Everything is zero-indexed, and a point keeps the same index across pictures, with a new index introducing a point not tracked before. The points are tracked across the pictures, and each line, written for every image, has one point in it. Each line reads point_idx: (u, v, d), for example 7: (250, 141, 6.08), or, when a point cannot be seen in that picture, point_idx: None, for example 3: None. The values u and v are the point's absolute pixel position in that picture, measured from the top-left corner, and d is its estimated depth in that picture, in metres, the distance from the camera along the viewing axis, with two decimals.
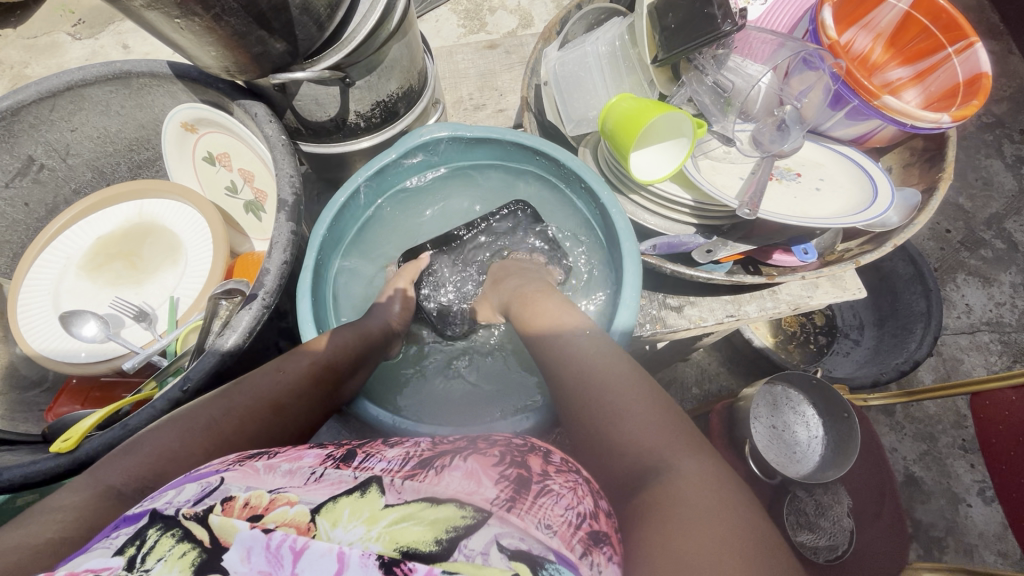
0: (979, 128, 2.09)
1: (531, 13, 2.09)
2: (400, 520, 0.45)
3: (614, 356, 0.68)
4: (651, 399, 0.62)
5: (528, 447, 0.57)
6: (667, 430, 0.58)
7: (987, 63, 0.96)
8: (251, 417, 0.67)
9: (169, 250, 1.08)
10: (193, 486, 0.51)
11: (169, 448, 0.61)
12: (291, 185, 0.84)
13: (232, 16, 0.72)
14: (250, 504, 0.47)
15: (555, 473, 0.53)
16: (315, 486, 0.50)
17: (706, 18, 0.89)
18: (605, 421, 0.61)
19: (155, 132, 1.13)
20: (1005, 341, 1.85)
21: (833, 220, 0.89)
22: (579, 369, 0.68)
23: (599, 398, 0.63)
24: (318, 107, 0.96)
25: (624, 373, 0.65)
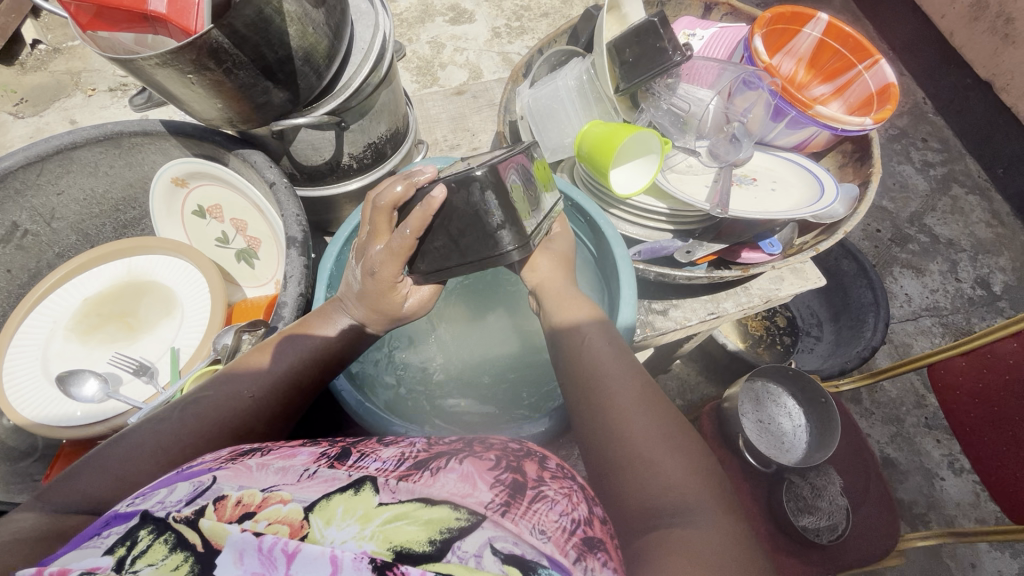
0: (890, 139, 2.37)
1: (479, 66, 2.25)
2: (393, 519, 0.46)
3: (646, 382, 0.68)
4: (664, 413, 0.64)
5: (524, 452, 0.59)
6: (699, 479, 0.59)
7: (892, 75, 1.14)
8: (204, 441, 0.64)
9: (165, 304, 1.08)
10: (184, 486, 0.52)
11: (125, 477, 0.60)
12: (299, 224, 0.88)
13: (241, 69, 0.77)
14: (243, 502, 0.48)
15: (549, 479, 0.55)
16: (308, 483, 0.51)
17: (658, 51, 1.04)
18: (616, 420, 0.64)
19: (143, 191, 1.14)
20: (945, 323, 2.04)
21: (794, 212, 0.99)
22: (615, 394, 0.66)
23: (637, 434, 0.62)
24: (314, 152, 1.01)
25: (664, 410, 0.65)
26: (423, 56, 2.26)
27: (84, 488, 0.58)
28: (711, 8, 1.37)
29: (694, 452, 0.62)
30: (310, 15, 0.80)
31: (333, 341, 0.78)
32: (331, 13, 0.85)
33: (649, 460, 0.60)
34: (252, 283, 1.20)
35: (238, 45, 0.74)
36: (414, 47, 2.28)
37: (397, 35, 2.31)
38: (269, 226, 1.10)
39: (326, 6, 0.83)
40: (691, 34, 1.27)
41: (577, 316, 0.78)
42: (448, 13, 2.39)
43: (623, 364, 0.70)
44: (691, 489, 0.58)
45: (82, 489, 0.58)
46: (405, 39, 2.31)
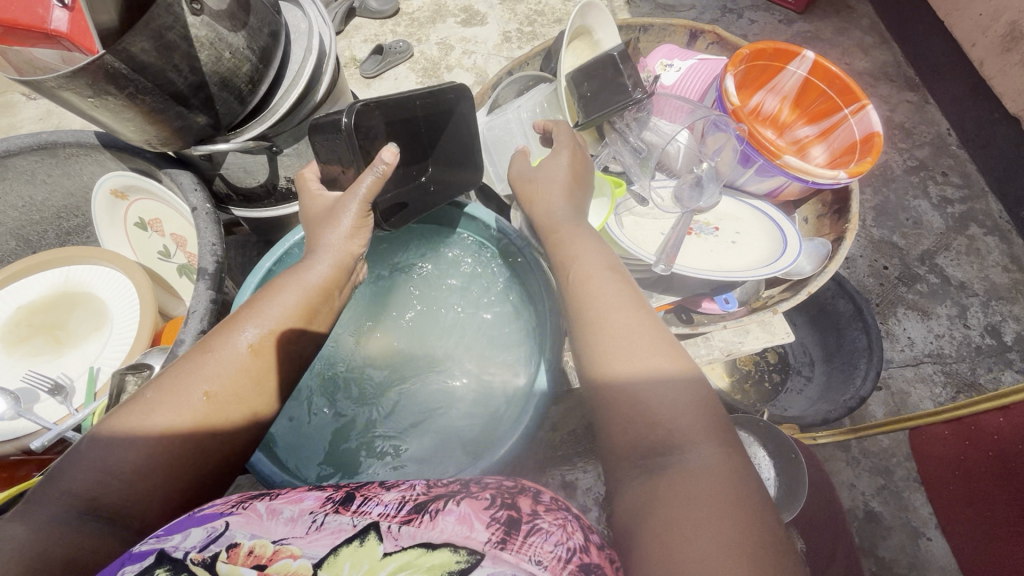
0: (907, 172, 2.12)
1: (486, 71, 2.18)
2: (398, 571, 0.45)
3: (648, 318, 0.68)
4: (665, 351, 0.65)
5: (517, 489, 0.57)
6: (698, 410, 0.60)
7: (879, 123, 1.05)
8: (182, 416, 0.62)
9: (95, 319, 1.05)
10: (197, 532, 0.49)
11: (106, 467, 0.58)
12: (213, 254, 0.84)
13: (147, 94, 0.73)
14: (254, 552, 0.46)
15: (543, 511, 0.54)
16: (317, 536, 0.49)
17: (619, 88, 0.97)
18: (618, 358, 0.65)
19: (85, 200, 1.12)
20: (947, 372, 1.84)
21: (748, 272, 0.93)
22: (614, 324, 0.68)
23: (632, 371, 0.63)
24: (247, 174, 0.97)
25: (658, 340, 0.66)
26: (431, 58, 2.21)
27: (71, 485, 0.57)
28: (697, 35, 1.29)
29: (693, 389, 0.62)
30: (225, 39, 0.76)
31: (315, 296, 0.76)
32: (255, 36, 0.81)
33: (646, 391, 0.61)
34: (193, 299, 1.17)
35: (140, 70, 0.70)
36: (423, 48, 2.23)
37: (406, 35, 2.27)
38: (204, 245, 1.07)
39: (247, 29, 0.79)
40: (667, 65, 1.20)
41: (581, 254, 0.77)
42: (460, 14, 2.32)
43: (619, 294, 0.70)
44: (688, 419, 0.59)
45: (69, 483, 0.57)
46: (413, 38, 2.25)
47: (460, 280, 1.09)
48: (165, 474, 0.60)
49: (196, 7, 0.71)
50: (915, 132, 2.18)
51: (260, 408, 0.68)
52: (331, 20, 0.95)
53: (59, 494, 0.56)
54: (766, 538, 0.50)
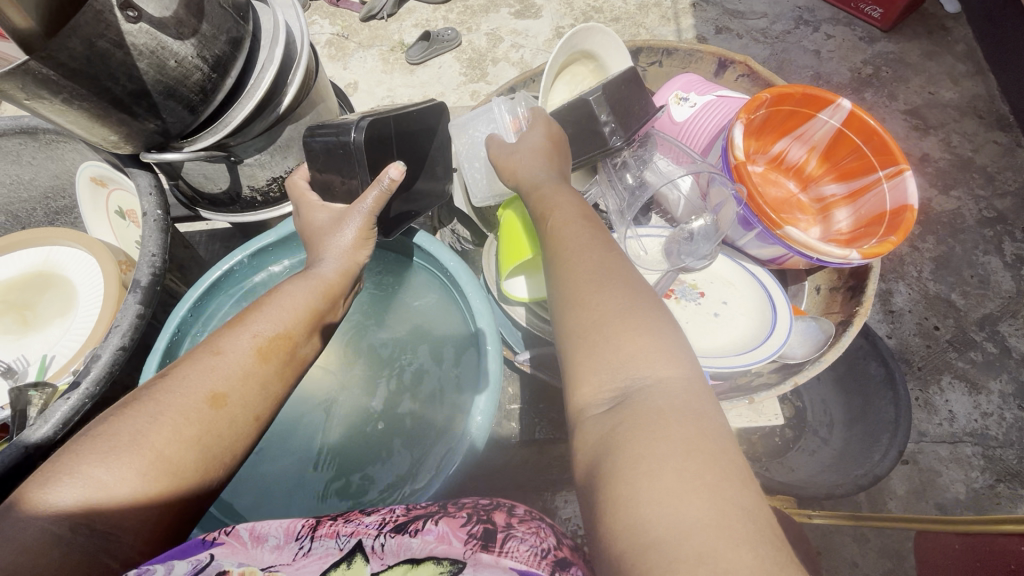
0: (980, 222, 1.59)
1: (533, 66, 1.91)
2: None
3: (618, 260, 0.61)
4: (632, 290, 0.58)
5: (492, 505, 0.58)
6: (671, 345, 0.54)
7: (914, 194, 0.90)
8: (186, 420, 0.58)
9: (61, 304, 1.06)
10: (180, 565, 0.46)
11: (99, 477, 0.52)
12: (150, 266, 0.83)
13: (83, 100, 0.70)
14: None
15: (517, 523, 0.55)
16: (304, 562, 0.49)
17: (595, 135, 0.91)
18: (581, 301, 0.58)
19: (70, 183, 1.13)
20: (991, 457, 1.34)
21: (714, 359, 0.86)
22: (585, 269, 0.61)
23: (602, 309, 0.56)
24: (207, 180, 0.95)
25: (625, 276, 0.59)
26: (478, 48, 1.96)
27: (57, 497, 0.50)
28: (726, 65, 1.16)
29: (657, 323, 0.55)
30: (168, 48, 0.72)
31: (319, 299, 0.74)
32: (208, 44, 0.76)
33: (619, 328, 0.54)
34: None
35: (71, 77, 0.67)
36: (470, 37, 1.98)
37: (456, 23, 2.02)
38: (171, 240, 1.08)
39: (198, 37, 0.75)
40: (682, 99, 1.07)
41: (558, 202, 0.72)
42: (515, 4, 2.04)
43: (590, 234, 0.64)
44: (661, 353, 0.53)
45: (52, 498, 0.50)
46: (463, 28, 2.00)
47: (416, 313, 1.07)
48: (166, 482, 0.55)
49: (131, 14, 0.67)
50: (1001, 177, 1.64)
51: (260, 414, 0.65)
52: (307, 27, 0.90)
53: (42, 510, 0.50)
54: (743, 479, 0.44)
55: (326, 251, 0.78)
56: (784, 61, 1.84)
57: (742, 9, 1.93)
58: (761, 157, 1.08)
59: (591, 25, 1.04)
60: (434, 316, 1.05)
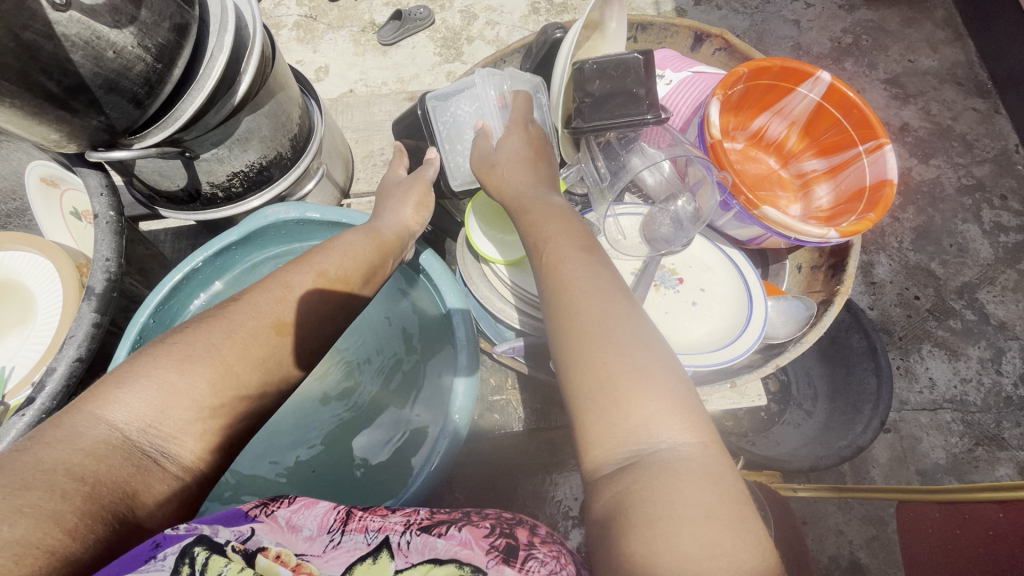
0: (959, 190, 1.59)
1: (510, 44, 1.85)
2: None
3: (625, 301, 0.57)
4: (642, 338, 0.55)
5: (515, 521, 0.57)
6: (685, 406, 0.51)
7: (894, 169, 0.88)
8: (253, 347, 0.62)
9: (19, 311, 1.02)
10: (225, 531, 0.48)
11: (171, 381, 0.55)
12: (105, 271, 0.79)
13: (15, 98, 0.65)
14: (282, 557, 0.47)
15: (539, 544, 0.52)
16: (333, 555, 0.49)
17: (632, 97, 0.83)
18: (588, 351, 0.54)
19: (18, 184, 1.06)
20: (970, 423, 1.36)
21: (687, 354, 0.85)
22: (589, 311, 0.56)
23: (612, 365, 0.52)
24: (163, 178, 0.91)
25: (634, 325, 0.56)
26: (452, 26, 1.89)
27: (126, 399, 0.52)
28: (702, 39, 1.13)
29: (670, 377, 0.52)
30: (105, 38, 0.67)
31: (375, 253, 0.79)
32: (150, 32, 0.71)
33: (632, 386, 0.51)
34: None
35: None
36: (444, 15, 1.90)
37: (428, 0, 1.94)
38: None
39: (136, 25, 0.70)
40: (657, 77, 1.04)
41: (555, 229, 0.66)
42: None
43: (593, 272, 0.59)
44: (675, 416, 0.50)
45: (123, 400, 0.52)
46: (436, 5, 1.93)
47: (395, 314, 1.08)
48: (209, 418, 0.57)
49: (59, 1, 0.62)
50: (979, 144, 1.64)
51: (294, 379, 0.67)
52: (259, 12, 0.84)
53: (110, 408, 0.51)
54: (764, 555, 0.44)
55: (387, 212, 0.88)
56: (764, 32, 1.80)
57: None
58: (740, 134, 1.05)
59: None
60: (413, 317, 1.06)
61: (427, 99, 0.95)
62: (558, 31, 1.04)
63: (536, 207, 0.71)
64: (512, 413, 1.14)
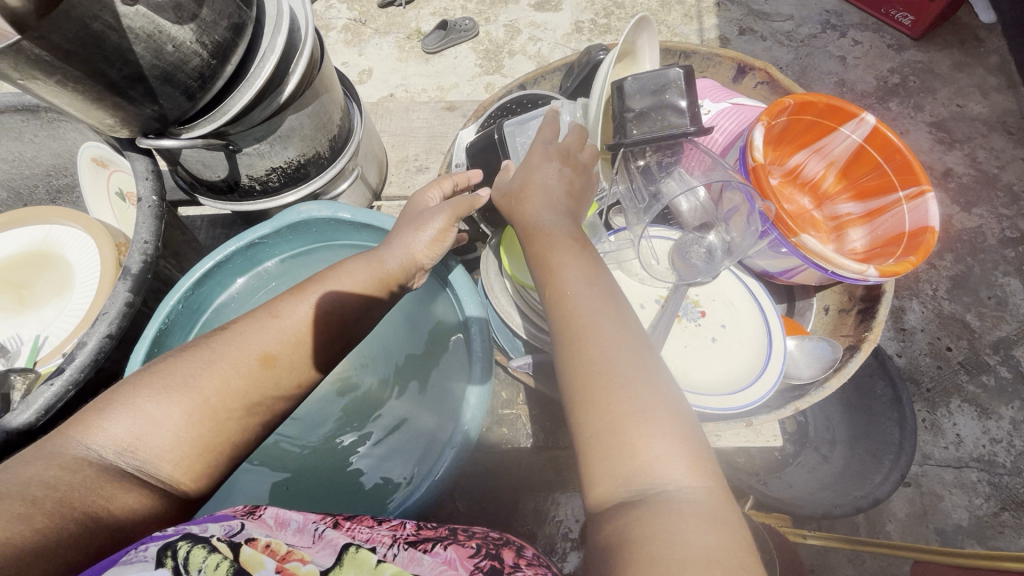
0: (1002, 243, 1.54)
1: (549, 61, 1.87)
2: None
3: (637, 337, 0.57)
4: (651, 372, 0.55)
5: (502, 540, 0.59)
6: (685, 440, 0.51)
7: (936, 218, 0.86)
8: (236, 373, 0.61)
9: (59, 284, 1.06)
10: (215, 526, 0.49)
11: (148, 410, 0.56)
12: (142, 254, 0.81)
13: (76, 82, 0.68)
14: (270, 546, 0.48)
15: (524, 565, 0.54)
16: (319, 546, 0.52)
17: (672, 113, 0.82)
18: (600, 386, 0.53)
19: (72, 162, 1.12)
20: (997, 486, 1.30)
21: (706, 395, 0.83)
22: (597, 343, 0.56)
23: (614, 407, 0.52)
24: (206, 168, 0.94)
25: (635, 363, 0.55)
26: (495, 39, 1.92)
27: (111, 427, 0.54)
28: (744, 70, 1.12)
29: (677, 412, 0.53)
30: (167, 32, 0.71)
31: (376, 283, 0.73)
32: (208, 30, 0.74)
33: (632, 426, 0.51)
34: None
35: (66, 59, 0.65)
36: (488, 28, 1.94)
37: (474, 11, 1.98)
38: None
39: (196, 23, 0.73)
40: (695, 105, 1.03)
41: (558, 257, 0.65)
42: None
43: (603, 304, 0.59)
44: (677, 451, 0.50)
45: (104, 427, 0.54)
46: (481, 18, 1.97)
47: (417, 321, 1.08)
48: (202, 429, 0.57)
49: None
50: None
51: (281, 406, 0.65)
52: (312, 17, 0.87)
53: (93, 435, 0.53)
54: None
55: (396, 242, 0.77)
56: (807, 66, 1.78)
57: (768, 11, 1.88)
58: (777, 169, 1.04)
59: (642, 20, 0.93)
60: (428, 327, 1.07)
61: (506, 124, 0.94)
62: (601, 52, 1.07)
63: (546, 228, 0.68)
64: (519, 429, 1.13)
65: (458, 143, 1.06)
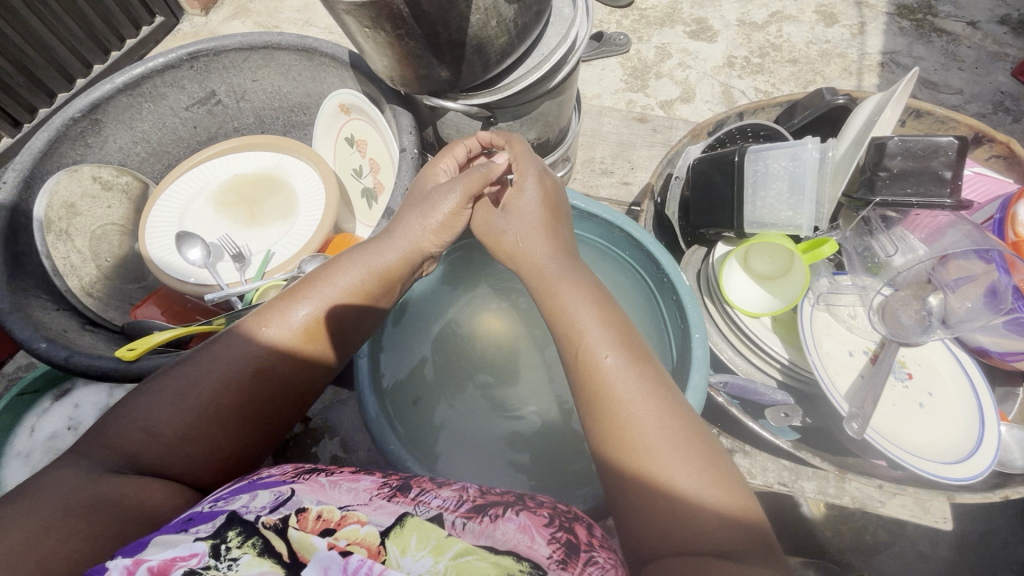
0: None
1: (694, 90, 1.86)
2: (464, 556, 0.47)
3: (659, 384, 0.59)
4: (679, 422, 0.57)
5: (572, 514, 0.58)
6: (713, 491, 0.52)
7: None
8: (232, 372, 0.66)
9: (286, 208, 1.17)
10: (266, 494, 0.53)
11: (153, 424, 0.62)
12: (401, 199, 0.91)
13: (412, 39, 0.77)
14: (322, 517, 0.49)
15: (598, 545, 0.54)
16: (380, 507, 0.53)
17: (935, 180, 0.84)
18: (632, 444, 0.55)
19: (316, 103, 1.23)
20: None
21: (923, 458, 0.81)
22: (621, 398, 0.58)
23: (630, 449, 0.55)
24: (456, 133, 1.03)
25: (651, 420, 0.56)
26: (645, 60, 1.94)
27: (122, 430, 0.62)
28: (982, 141, 1.08)
29: (711, 464, 0.54)
30: (499, 9, 0.78)
31: (375, 281, 0.74)
32: (523, 11, 0.81)
33: (642, 453, 0.55)
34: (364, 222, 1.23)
35: (417, 17, 0.74)
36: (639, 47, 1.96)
37: (629, 29, 2.02)
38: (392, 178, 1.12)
39: (519, 4, 0.80)
40: None
41: (567, 299, 0.66)
42: (691, 24, 2.01)
43: (632, 363, 0.60)
44: (713, 500, 0.51)
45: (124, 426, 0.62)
46: (634, 36, 2.00)
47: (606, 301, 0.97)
48: (201, 429, 0.63)
49: None
50: None
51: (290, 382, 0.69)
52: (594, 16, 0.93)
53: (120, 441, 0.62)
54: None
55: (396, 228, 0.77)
56: None
57: (937, 80, 1.81)
58: None
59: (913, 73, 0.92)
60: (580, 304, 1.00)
61: (750, 149, 0.92)
62: (841, 97, 1.06)
63: (540, 261, 0.72)
64: None
65: (677, 155, 1.06)
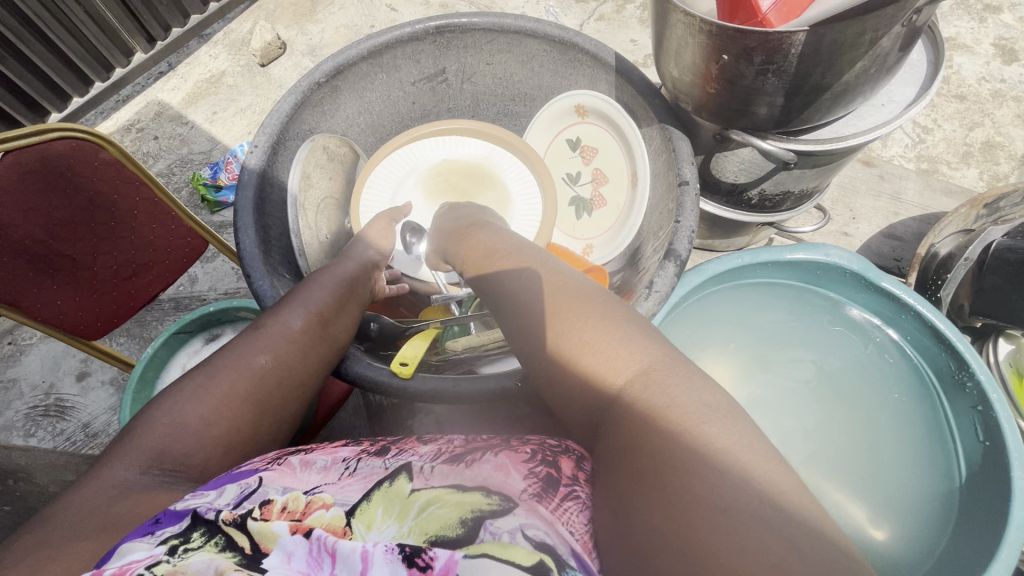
0: None
1: None
2: (422, 511, 0.56)
3: (573, 284, 0.68)
4: (600, 313, 0.63)
5: (561, 450, 0.69)
6: (652, 370, 0.58)
7: None
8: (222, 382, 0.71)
9: (499, 204, 1.16)
10: (235, 488, 0.59)
11: (166, 404, 0.70)
12: (687, 241, 0.85)
13: (774, 75, 0.87)
14: (288, 508, 0.56)
15: (582, 479, 0.64)
16: (349, 481, 0.61)
17: None
18: (567, 358, 0.63)
19: (544, 95, 1.20)
20: None
21: None
22: (581, 334, 0.62)
23: (589, 362, 0.61)
24: (736, 170, 1.15)
25: (567, 316, 0.64)
26: None
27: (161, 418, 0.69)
28: None
29: (643, 346, 0.59)
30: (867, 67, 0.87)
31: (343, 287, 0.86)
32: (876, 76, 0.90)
33: (587, 355, 0.61)
34: (566, 230, 1.24)
35: (794, 59, 0.84)
36: None
37: None
38: (625, 199, 1.13)
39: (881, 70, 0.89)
40: None
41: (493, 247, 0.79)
42: None
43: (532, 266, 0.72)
44: (644, 370, 0.57)
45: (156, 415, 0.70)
46: None
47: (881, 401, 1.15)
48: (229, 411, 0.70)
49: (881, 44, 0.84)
50: None
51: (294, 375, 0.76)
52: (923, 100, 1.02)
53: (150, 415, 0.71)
54: (794, 536, 0.45)
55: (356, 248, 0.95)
56: None
57: None
58: None
59: None
60: (871, 395, 1.16)
61: None
62: None
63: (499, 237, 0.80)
64: None
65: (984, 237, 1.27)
